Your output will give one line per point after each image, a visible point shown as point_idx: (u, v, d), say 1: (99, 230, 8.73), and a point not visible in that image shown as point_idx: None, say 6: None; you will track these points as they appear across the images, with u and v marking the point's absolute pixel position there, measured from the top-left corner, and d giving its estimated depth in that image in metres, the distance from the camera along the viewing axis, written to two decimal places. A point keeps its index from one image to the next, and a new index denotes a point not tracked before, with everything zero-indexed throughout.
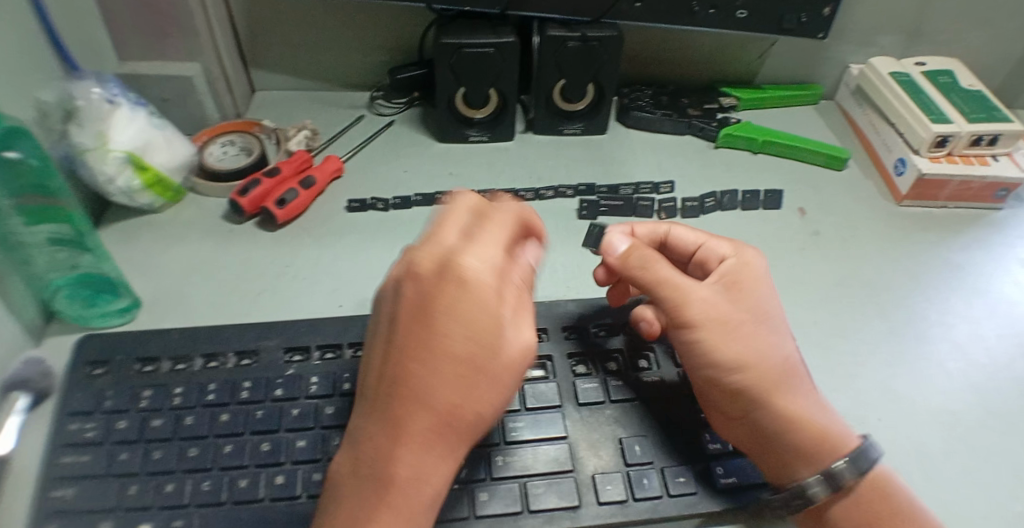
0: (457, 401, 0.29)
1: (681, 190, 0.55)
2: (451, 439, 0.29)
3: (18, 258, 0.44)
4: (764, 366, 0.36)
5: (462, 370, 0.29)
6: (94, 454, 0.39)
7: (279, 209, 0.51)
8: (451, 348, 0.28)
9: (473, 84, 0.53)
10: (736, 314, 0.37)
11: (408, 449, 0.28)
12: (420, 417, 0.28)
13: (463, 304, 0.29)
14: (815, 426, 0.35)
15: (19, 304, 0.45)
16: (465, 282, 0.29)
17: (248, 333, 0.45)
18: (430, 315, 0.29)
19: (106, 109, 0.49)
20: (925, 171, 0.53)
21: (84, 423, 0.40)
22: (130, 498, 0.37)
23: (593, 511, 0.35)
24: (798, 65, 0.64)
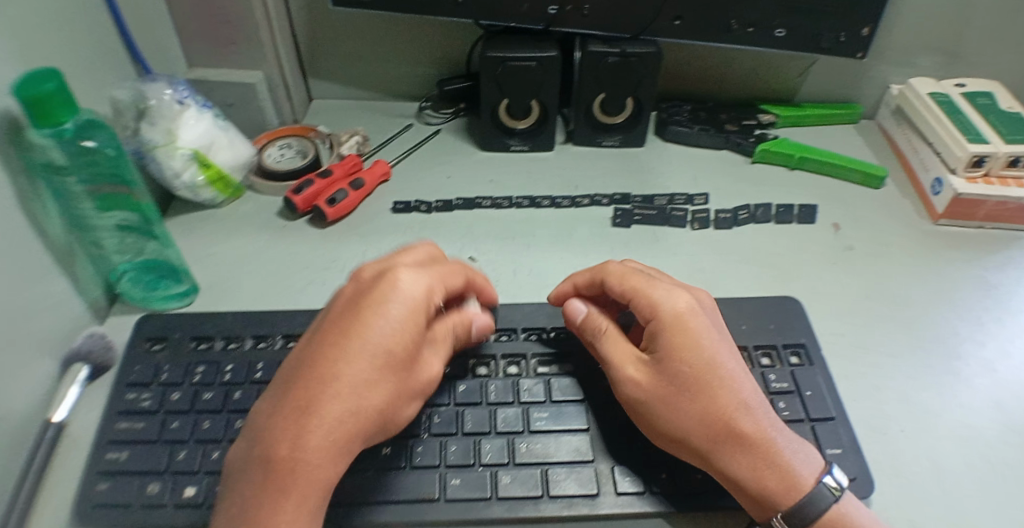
0: (372, 396, 0.32)
1: (715, 202, 0.56)
2: (350, 432, 0.32)
3: (88, 239, 0.50)
4: (709, 428, 0.35)
5: (382, 364, 0.33)
6: (149, 421, 0.43)
7: (329, 208, 0.54)
8: (350, 338, 0.33)
9: (515, 95, 0.56)
10: (655, 389, 0.36)
11: (304, 427, 0.31)
12: (324, 402, 0.31)
13: (347, 308, 0.34)
14: (767, 478, 0.34)
15: (85, 284, 0.50)
16: (400, 289, 0.35)
17: (295, 319, 0.49)
18: (367, 315, 0.33)
19: (176, 109, 0.54)
20: (961, 190, 0.53)
21: (140, 393, 0.44)
22: (178, 462, 0.41)
23: (610, 500, 0.38)
24: (837, 83, 0.65)
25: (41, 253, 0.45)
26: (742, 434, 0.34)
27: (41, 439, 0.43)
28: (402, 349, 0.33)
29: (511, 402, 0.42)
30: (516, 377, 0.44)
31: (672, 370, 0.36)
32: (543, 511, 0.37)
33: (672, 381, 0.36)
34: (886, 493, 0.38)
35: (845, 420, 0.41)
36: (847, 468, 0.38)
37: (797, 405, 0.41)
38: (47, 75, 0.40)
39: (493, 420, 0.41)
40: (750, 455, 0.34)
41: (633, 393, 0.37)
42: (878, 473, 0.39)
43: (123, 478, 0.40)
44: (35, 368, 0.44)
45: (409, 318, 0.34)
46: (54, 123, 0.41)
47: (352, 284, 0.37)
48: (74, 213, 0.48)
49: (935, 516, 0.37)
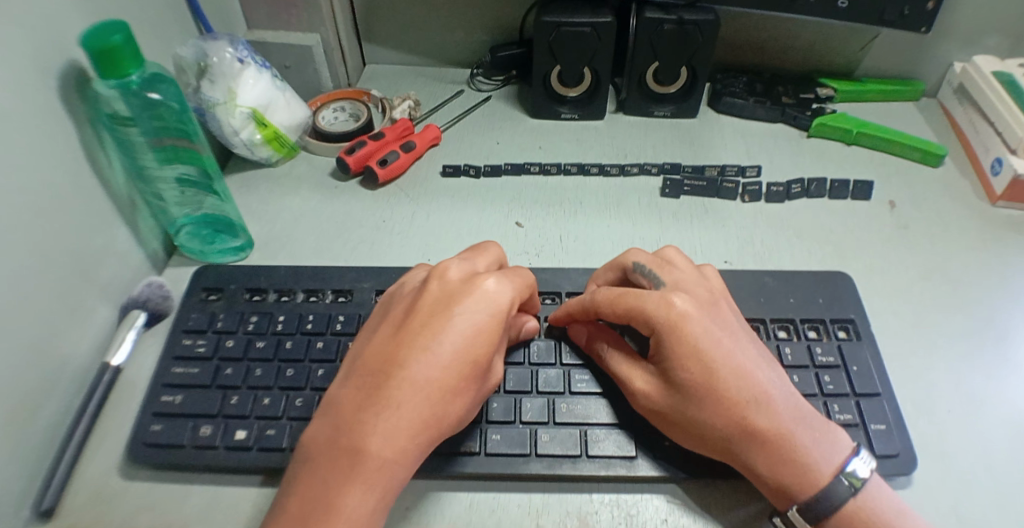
0: (451, 402, 0.34)
1: (766, 175, 0.55)
2: (428, 434, 0.33)
3: (150, 191, 0.51)
4: (738, 429, 0.35)
5: (465, 371, 0.34)
6: (204, 367, 0.45)
7: (381, 169, 0.55)
8: (442, 345, 0.34)
9: (569, 61, 0.56)
10: (669, 399, 0.37)
11: (392, 425, 0.32)
12: (409, 404, 0.33)
13: (441, 313, 0.35)
14: (796, 478, 0.34)
15: (146, 235, 0.52)
16: (489, 297, 0.35)
17: (346, 275, 0.50)
18: (455, 321, 0.34)
19: (236, 68, 0.55)
20: (1021, 172, 0.51)
21: (196, 339, 0.46)
22: (231, 406, 0.43)
23: (647, 464, 0.39)
24: (900, 59, 0.63)
25: (104, 204, 0.47)
26: (777, 438, 0.35)
27: (98, 381, 0.46)
28: (485, 359, 0.35)
29: (553, 364, 0.44)
30: (557, 340, 0.45)
31: (676, 377, 0.37)
32: (580, 469, 0.39)
33: (697, 385, 0.36)
34: (929, 472, 0.39)
35: (892, 397, 0.40)
36: (891, 444, 0.38)
37: (843, 380, 0.41)
38: (115, 27, 0.42)
39: (535, 381, 0.43)
40: (762, 454, 0.35)
41: (646, 403, 0.38)
42: (920, 448, 0.40)
43: (174, 421, 0.43)
44: (95, 312, 0.47)
45: (495, 329, 0.35)
46: (120, 75, 0.42)
47: (436, 282, 0.37)
48: (137, 165, 0.49)
49: (980, 497, 0.38)
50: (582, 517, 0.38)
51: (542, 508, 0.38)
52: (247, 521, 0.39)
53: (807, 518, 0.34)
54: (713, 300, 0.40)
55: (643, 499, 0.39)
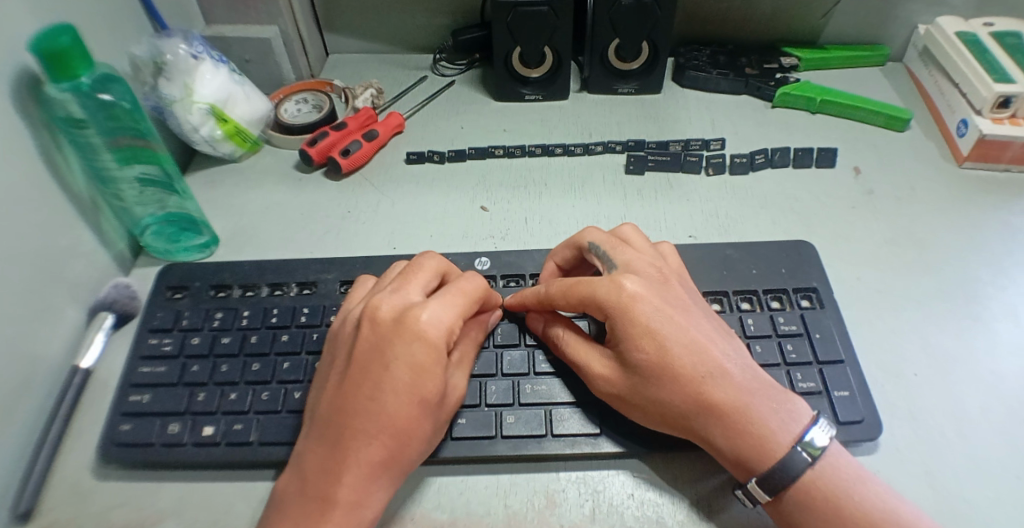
0: (409, 438, 0.34)
1: (731, 147, 0.55)
2: (390, 472, 0.34)
3: (110, 192, 0.51)
4: (694, 408, 0.35)
5: (416, 408, 0.33)
6: (170, 365, 0.45)
7: (343, 159, 0.55)
8: (386, 390, 0.33)
9: (528, 42, 0.55)
10: (629, 381, 0.37)
11: (353, 475, 0.33)
12: (365, 452, 0.33)
13: (378, 359, 0.34)
14: (756, 450, 0.34)
15: (111, 237, 0.52)
16: (423, 333, 0.34)
17: (310, 266, 0.50)
18: (391, 363, 0.33)
19: (191, 64, 0.54)
20: (987, 131, 0.51)
21: (162, 338, 0.46)
22: (199, 403, 0.43)
23: (611, 440, 0.39)
24: (865, 23, 0.62)
25: (65, 207, 0.47)
26: (732, 414, 0.35)
27: (69, 384, 0.45)
28: (431, 392, 0.34)
29: (517, 345, 0.44)
30: (522, 322, 0.45)
31: (632, 363, 0.37)
32: (545, 449, 0.39)
33: (650, 367, 0.36)
34: (895, 434, 0.39)
35: (855, 363, 0.40)
36: (855, 410, 0.38)
37: (806, 348, 0.41)
38: (62, 29, 0.41)
39: (499, 363, 0.43)
40: (723, 432, 0.35)
41: (608, 387, 0.38)
42: (885, 412, 0.40)
43: (141, 419, 0.43)
44: (62, 317, 0.47)
45: (435, 365, 0.34)
46: (70, 76, 0.42)
47: (369, 322, 0.35)
48: (96, 167, 0.48)
49: (945, 456, 0.38)
50: (549, 495, 0.38)
51: (509, 489, 0.39)
52: (217, 515, 0.40)
53: (766, 489, 0.34)
54: (664, 278, 0.40)
55: (609, 475, 0.39)
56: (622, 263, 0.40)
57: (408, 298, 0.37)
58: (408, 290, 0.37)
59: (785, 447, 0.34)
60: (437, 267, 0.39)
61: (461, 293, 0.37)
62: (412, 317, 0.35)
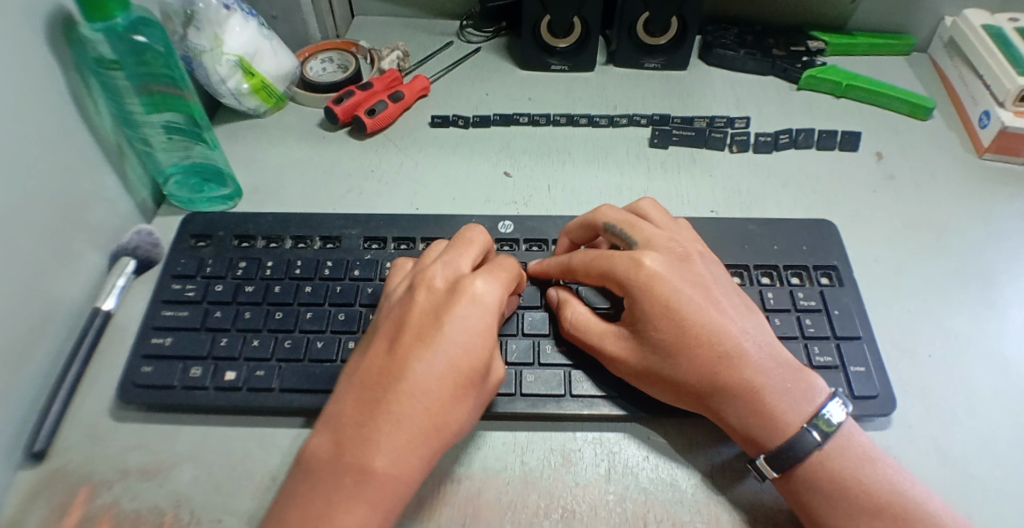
0: (448, 411, 0.33)
1: (755, 127, 0.55)
2: (427, 445, 0.32)
3: (138, 137, 0.51)
4: (709, 386, 0.36)
5: (460, 377, 0.33)
6: (193, 310, 0.45)
7: (369, 118, 0.55)
8: (433, 354, 0.33)
9: (558, 11, 0.56)
10: (647, 359, 0.38)
11: (392, 442, 0.31)
12: (403, 418, 0.32)
13: (427, 324, 0.34)
14: (767, 427, 0.35)
15: (134, 183, 0.52)
16: (478, 298, 0.35)
17: (333, 222, 0.50)
18: (446, 322, 0.34)
19: (222, 15, 0.54)
20: (1009, 123, 0.52)
21: (185, 284, 0.47)
22: (221, 348, 0.43)
23: (629, 403, 0.40)
24: (894, 12, 0.62)
25: (91, 149, 0.47)
26: (745, 391, 0.36)
27: (89, 325, 0.46)
28: (477, 360, 0.34)
29: (538, 307, 0.44)
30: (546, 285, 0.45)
31: (649, 335, 0.38)
32: (563, 408, 0.40)
33: (668, 345, 0.37)
34: (908, 411, 0.40)
35: (872, 340, 0.41)
36: (870, 385, 0.39)
37: (824, 323, 0.41)
38: None
39: (520, 323, 0.43)
40: (736, 411, 0.36)
41: (626, 362, 0.39)
42: (899, 389, 0.41)
43: (162, 362, 0.43)
44: (84, 260, 0.47)
45: (480, 332, 0.34)
46: (105, 18, 0.42)
47: (424, 288, 0.36)
48: (123, 111, 0.48)
49: (955, 434, 0.39)
50: (564, 454, 0.39)
51: (526, 445, 0.40)
52: (236, 459, 0.40)
53: (774, 466, 0.35)
54: (684, 254, 0.40)
55: (625, 437, 0.40)
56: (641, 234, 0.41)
57: (458, 267, 0.37)
58: (459, 260, 0.38)
59: (795, 426, 0.35)
60: (482, 240, 0.40)
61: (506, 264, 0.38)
62: (465, 281, 0.35)
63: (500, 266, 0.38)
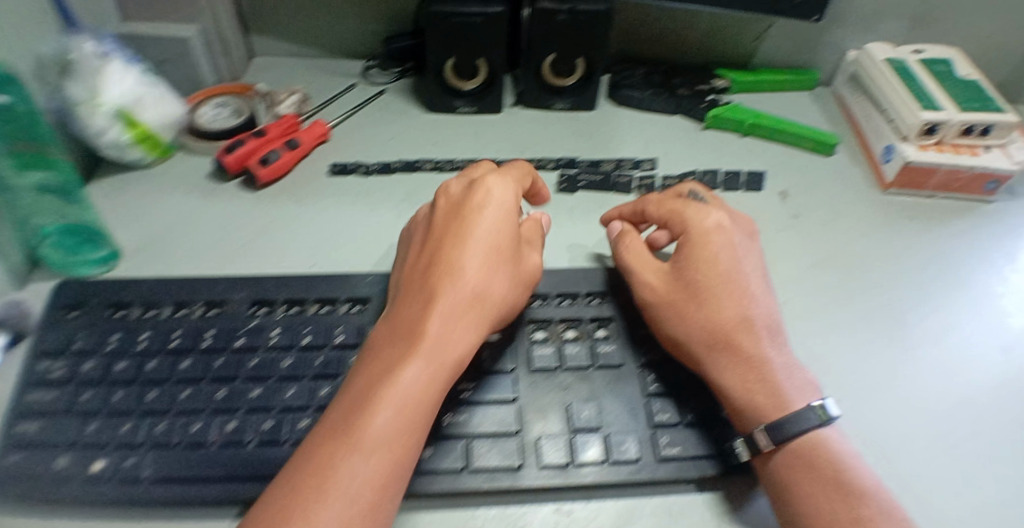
0: (480, 293, 0.37)
1: (663, 168, 0.54)
2: (463, 320, 0.36)
3: (7, 201, 0.44)
4: (735, 328, 0.39)
5: (478, 272, 0.37)
6: (61, 391, 0.39)
7: (261, 169, 0.52)
8: (459, 243, 0.38)
9: (462, 54, 0.54)
10: (673, 296, 0.41)
11: (423, 332, 0.35)
12: (447, 296, 0.36)
13: (452, 229, 0.39)
14: (751, 400, 0.37)
15: (4, 249, 0.45)
16: (480, 202, 0.40)
17: (219, 284, 0.46)
18: (467, 237, 0.38)
19: (97, 64, 0.50)
20: (912, 158, 0.52)
21: (53, 362, 0.41)
22: (89, 434, 0.38)
23: (534, 473, 0.36)
24: (794, 49, 0.64)
25: None
26: (747, 340, 0.39)
27: None
28: (507, 257, 0.39)
29: None
30: None
31: (672, 286, 0.42)
32: (463, 485, 0.35)
33: (693, 290, 0.41)
34: None
35: None
36: None
37: None
38: None
39: None
40: (745, 363, 0.38)
41: (649, 298, 0.42)
42: None
43: (31, 452, 0.37)
44: None
45: (502, 230, 0.39)
46: None
47: (442, 200, 0.42)
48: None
49: None
50: None
51: None
52: None
53: (774, 437, 0.35)
54: (749, 230, 0.46)
55: (530, 513, 0.36)
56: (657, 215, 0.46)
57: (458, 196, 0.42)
58: (455, 186, 0.42)
59: (783, 406, 0.36)
60: (526, 170, 0.45)
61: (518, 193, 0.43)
62: (469, 192, 0.40)
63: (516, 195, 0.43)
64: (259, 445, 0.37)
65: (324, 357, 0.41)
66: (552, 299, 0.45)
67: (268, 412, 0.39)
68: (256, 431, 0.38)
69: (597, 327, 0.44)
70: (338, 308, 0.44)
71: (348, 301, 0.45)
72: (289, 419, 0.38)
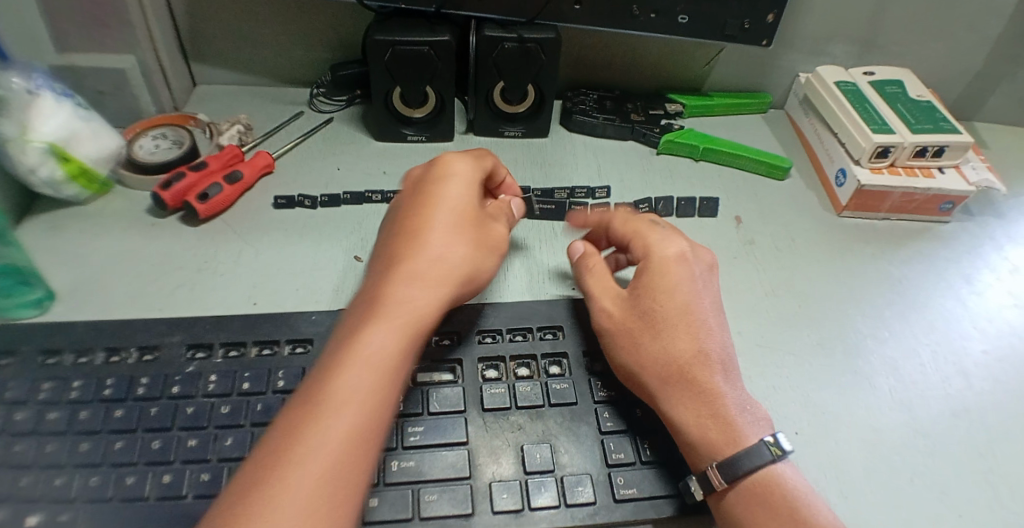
0: (452, 262, 0.39)
1: (616, 196, 0.54)
2: (428, 284, 0.37)
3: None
4: (686, 362, 0.38)
5: (437, 246, 0.39)
6: None
7: (200, 204, 0.49)
8: (425, 216, 0.40)
9: (408, 83, 0.53)
10: (630, 324, 0.40)
11: (394, 292, 0.36)
12: (413, 262, 0.38)
13: (418, 205, 0.41)
14: (704, 435, 0.35)
15: None
16: (441, 177, 0.42)
17: (152, 327, 0.43)
18: (427, 222, 0.40)
19: (28, 99, 0.48)
20: (865, 182, 0.53)
21: None
22: (24, 487, 0.35)
23: (486, 520, 0.35)
24: (749, 73, 0.64)
25: None
26: (702, 377, 0.37)
27: None
28: (468, 230, 0.41)
29: None
30: None
31: (631, 313, 0.41)
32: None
33: (653, 319, 0.39)
34: None
35: None
36: None
37: None
38: None
39: None
40: (696, 400, 0.37)
41: (606, 325, 0.41)
42: None
43: None
44: None
45: (462, 203, 0.41)
46: None
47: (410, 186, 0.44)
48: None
49: None
50: None
51: None
52: None
53: (726, 475, 0.34)
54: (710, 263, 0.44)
55: None
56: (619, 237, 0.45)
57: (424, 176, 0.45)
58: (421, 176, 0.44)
59: (731, 440, 0.35)
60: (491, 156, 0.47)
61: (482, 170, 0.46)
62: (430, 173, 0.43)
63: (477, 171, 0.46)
64: (198, 497, 0.35)
65: (266, 404, 0.39)
66: (504, 335, 0.43)
67: (206, 463, 0.37)
68: (195, 483, 0.36)
69: (550, 364, 0.42)
70: (281, 351, 0.42)
71: (292, 342, 0.42)
72: (230, 469, 0.36)
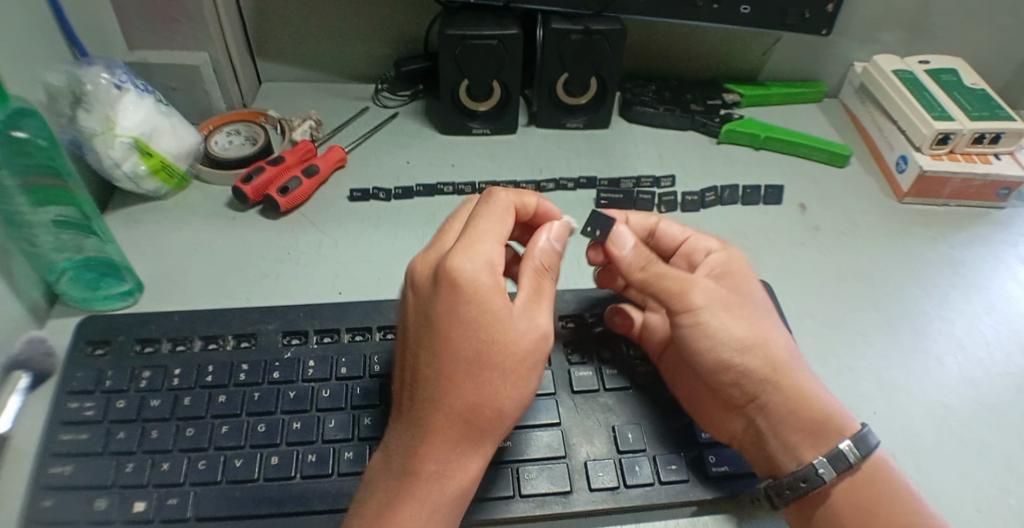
0: (500, 391, 0.31)
1: (681, 185, 0.57)
2: (469, 440, 0.31)
3: (22, 238, 0.42)
4: (787, 344, 0.38)
5: (473, 356, 0.30)
6: (94, 431, 0.38)
7: (281, 197, 0.52)
8: (450, 348, 0.30)
9: (476, 76, 0.56)
10: (738, 300, 0.38)
11: (432, 446, 0.30)
12: (445, 411, 0.30)
13: (434, 297, 0.32)
14: (828, 407, 0.36)
15: (23, 286, 0.43)
16: (462, 284, 0.31)
17: (248, 316, 0.45)
18: (442, 326, 0.31)
19: (114, 95, 0.49)
20: (926, 168, 0.54)
21: (84, 402, 0.39)
22: (127, 476, 0.36)
23: (584, 497, 0.36)
24: (800, 62, 0.67)
25: None
26: (799, 359, 0.38)
27: None
28: (499, 358, 0.31)
29: None
30: None
31: (730, 294, 0.38)
32: (515, 511, 0.35)
33: (752, 300, 0.39)
34: None
35: None
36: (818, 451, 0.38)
37: None
38: None
39: None
40: (804, 373, 0.37)
41: (704, 300, 0.37)
42: None
43: (70, 493, 0.35)
44: None
45: (493, 316, 0.31)
46: None
47: (416, 271, 0.34)
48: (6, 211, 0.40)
49: None
50: None
51: None
52: None
53: (863, 448, 0.34)
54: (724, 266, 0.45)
55: None
56: (674, 233, 0.44)
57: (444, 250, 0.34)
58: (441, 243, 0.35)
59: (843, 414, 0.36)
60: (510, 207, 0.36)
61: (504, 226, 0.35)
62: (447, 267, 0.31)
63: (500, 230, 0.34)
64: (306, 478, 0.37)
65: (365, 387, 0.41)
66: (585, 320, 0.45)
67: (311, 445, 0.38)
68: (302, 464, 0.37)
69: (632, 348, 0.43)
70: (372, 336, 0.44)
71: (382, 328, 0.44)
72: (335, 450, 0.38)
